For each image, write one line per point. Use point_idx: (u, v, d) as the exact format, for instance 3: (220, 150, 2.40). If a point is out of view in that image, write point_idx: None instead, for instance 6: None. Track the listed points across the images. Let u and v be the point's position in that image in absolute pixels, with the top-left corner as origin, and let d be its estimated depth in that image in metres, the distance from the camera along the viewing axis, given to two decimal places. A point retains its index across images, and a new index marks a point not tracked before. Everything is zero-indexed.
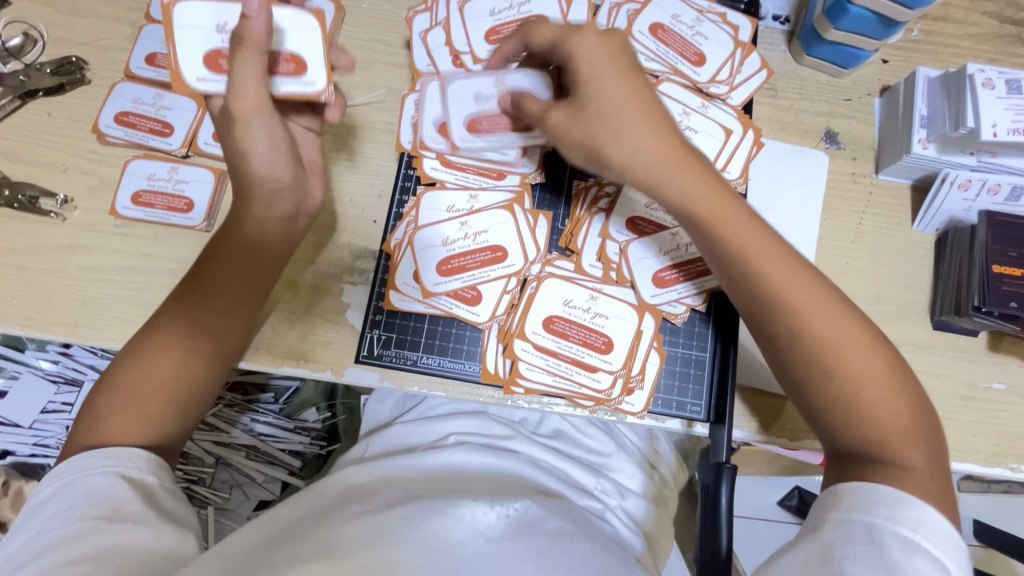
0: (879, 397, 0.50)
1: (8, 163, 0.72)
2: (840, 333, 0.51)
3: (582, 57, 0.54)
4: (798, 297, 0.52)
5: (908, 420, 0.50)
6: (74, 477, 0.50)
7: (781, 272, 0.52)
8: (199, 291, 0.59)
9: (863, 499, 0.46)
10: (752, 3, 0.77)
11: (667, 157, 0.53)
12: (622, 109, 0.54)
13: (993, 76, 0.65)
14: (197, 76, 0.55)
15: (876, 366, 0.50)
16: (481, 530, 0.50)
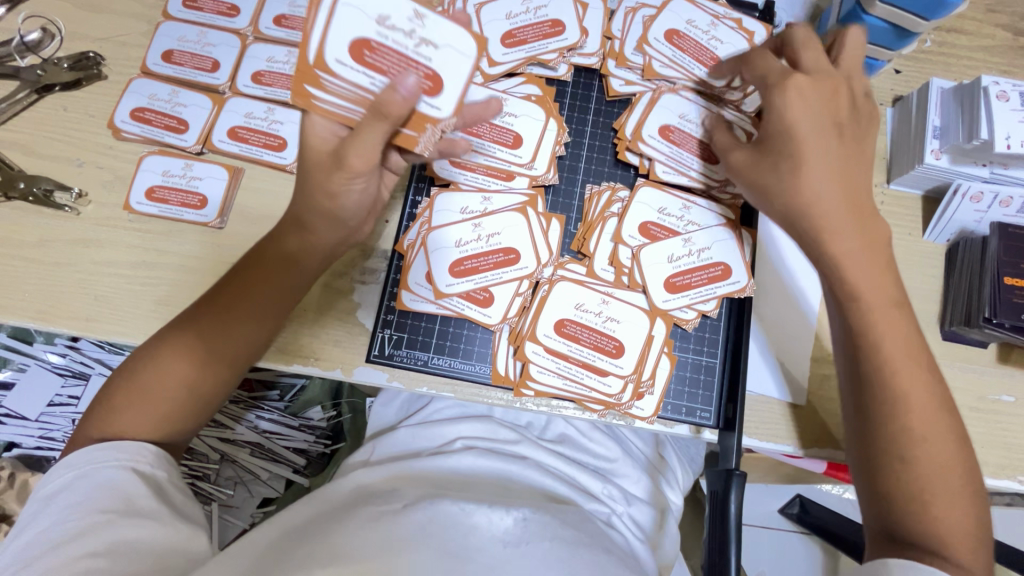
0: (936, 472, 0.51)
1: (23, 156, 0.73)
2: (910, 394, 0.52)
3: (785, 111, 0.57)
4: (899, 370, 0.53)
5: (960, 502, 0.50)
6: (87, 468, 0.50)
7: (879, 332, 0.54)
8: (220, 291, 0.60)
9: (913, 573, 0.46)
10: (767, 12, 0.76)
11: (846, 210, 0.56)
12: (825, 159, 0.56)
13: (1007, 89, 0.65)
14: (335, 58, 0.48)
15: (946, 450, 0.51)
16: (500, 536, 0.51)
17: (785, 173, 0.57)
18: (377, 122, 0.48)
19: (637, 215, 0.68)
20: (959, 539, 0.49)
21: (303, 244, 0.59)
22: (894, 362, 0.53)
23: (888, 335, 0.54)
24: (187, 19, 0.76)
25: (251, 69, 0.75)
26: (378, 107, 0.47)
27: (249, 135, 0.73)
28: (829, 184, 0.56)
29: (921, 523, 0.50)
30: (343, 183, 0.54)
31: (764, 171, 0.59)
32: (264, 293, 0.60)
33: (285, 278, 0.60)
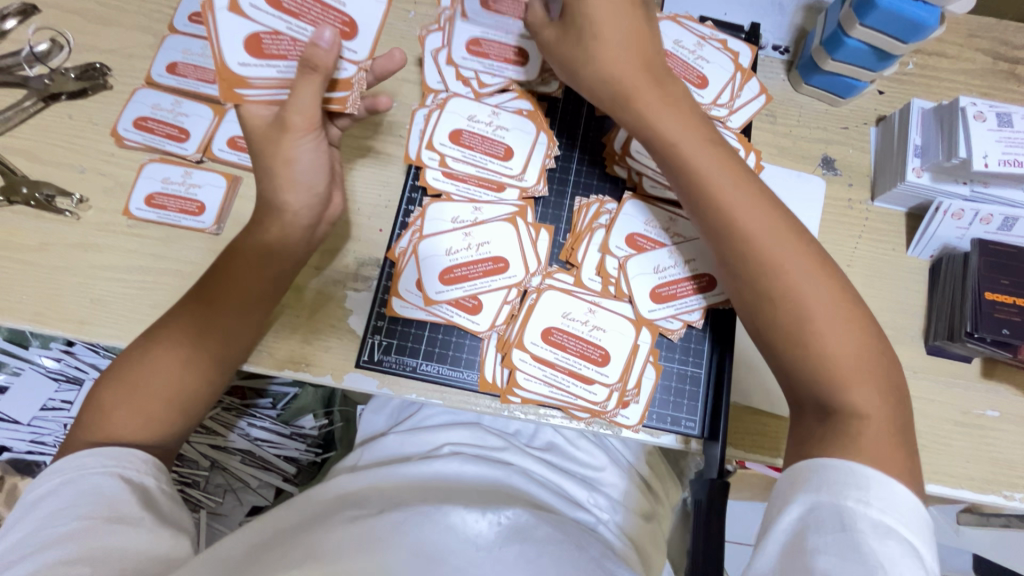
0: (822, 306, 0.52)
1: (27, 162, 0.74)
2: (767, 247, 0.54)
3: None
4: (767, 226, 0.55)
5: (849, 333, 0.52)
6: (72, 475, 0.50)
7: (745, 197, 0.55)
8: (208, 286, 0.61)
9: (836, 480, 0.45)
10: (753, 34, 0.80)
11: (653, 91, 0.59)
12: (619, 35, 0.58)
13: (984, 109, 0.66)
14: (239, 60, 0.52)
15: (832, 305, 0.52)
16: (472, 537, 0.51)
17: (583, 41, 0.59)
18: (311, 76, 0.51)
19: (626, 226, 0.68)
20: (854, 377, 0.50)
21: (282, 231, 0.62)
22: (744, 224, 0.55)
23: (745, 200, 0.55)
24: (192, 32, 0.79)
25: None
26: (307, 60, 0.50)
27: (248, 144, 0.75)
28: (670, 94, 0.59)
29: (819, 364, 0.51)
30: (291, 145, 0.56)
31: (571, 47, 0.60)
32: (259, 295, 0.62)
33: (263, 266, 0.61)
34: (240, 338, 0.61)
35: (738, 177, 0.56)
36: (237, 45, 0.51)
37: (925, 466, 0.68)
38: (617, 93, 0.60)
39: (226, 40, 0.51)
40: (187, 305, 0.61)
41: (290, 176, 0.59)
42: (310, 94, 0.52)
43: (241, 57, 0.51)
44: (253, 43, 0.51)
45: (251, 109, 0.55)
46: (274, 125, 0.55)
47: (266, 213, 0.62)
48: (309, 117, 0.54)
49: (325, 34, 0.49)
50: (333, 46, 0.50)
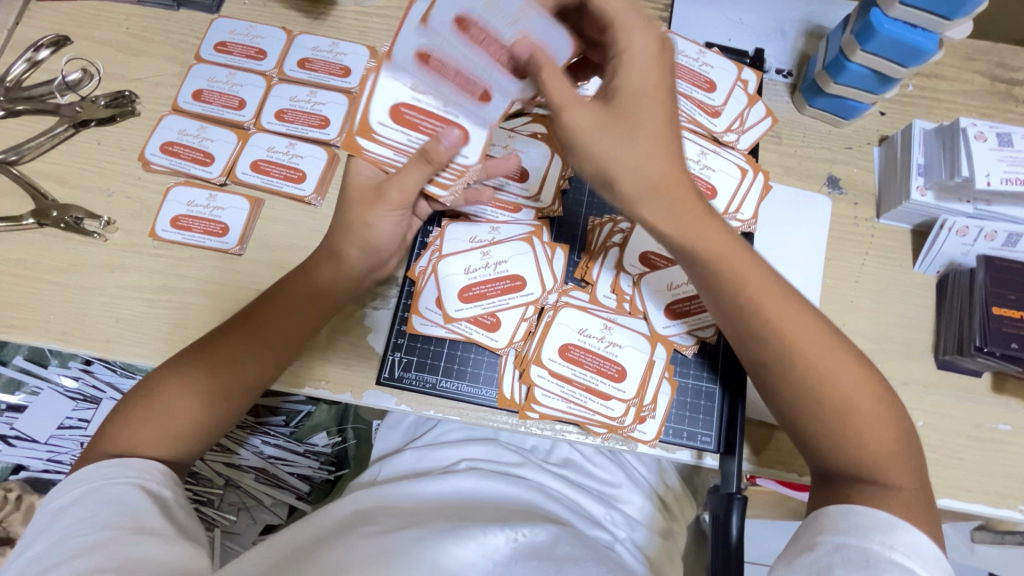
0: (851, 392, 0.52)
1: (57, 186, 0.77)
2: (804, 341, 0.53)
3: (627, 66, 0.51)
4: (797, 334, 0.53)
5: (878, 416, 0.52)
6: (95, 485, 0.52)
7: (770, 299, 0.54)
8: (249, 308, 0.64)
9: (861, 524, 0.47)
10: (757, 59, 0.82)
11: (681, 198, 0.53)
12: (643, 119, 0.52)
13: (984, 130, 0.69)
14: (379, 119, 0.56)
15: (862, 392, 0.52)
16: (490, 553, 0.52)
17: (617, 134, 0.52)
18: (422, 164, 0.54)
19: (639, 244, 0.70)
20: (888, 456, 0.51)
21: (334, 276, 0.63)
22: (782, 317, 0.53)
23: (766, 294, 0.54)
24: (217, 61, 0.82)
25: (275, 108, 0.80)
26: (426, 152, 0.54)
27: (270, 167, 0.77)
28: (668, 195, 0.53)
29: (852, 453, 0.52)
30: (379, 214, 0.58)
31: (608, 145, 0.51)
32: (288, 317, 0.63)
33: (305, 304, 0.63)
34: (273, 365, 0.63)
35: (753, 266, 0.55)
36: (385, 107, 0.56)
37: (939, 481, 0.69)
38: (647, 187, 0.53)
39: (375, 101, 0.56)
40: (225, 329, 0.62)
41: (363, 236, 0.61)
42: (417, 179, 0.55)
43: (382, 118, 0.56)
44: (393, 114, 0.56)
45: (360, 166, 0.58)
46: (373, 192, 0.58)
47: (323, 257, 0.63)
48: (405, 198, 0.57)
49: (449, 135, 0.53)
50: (454, 145, 0.54)
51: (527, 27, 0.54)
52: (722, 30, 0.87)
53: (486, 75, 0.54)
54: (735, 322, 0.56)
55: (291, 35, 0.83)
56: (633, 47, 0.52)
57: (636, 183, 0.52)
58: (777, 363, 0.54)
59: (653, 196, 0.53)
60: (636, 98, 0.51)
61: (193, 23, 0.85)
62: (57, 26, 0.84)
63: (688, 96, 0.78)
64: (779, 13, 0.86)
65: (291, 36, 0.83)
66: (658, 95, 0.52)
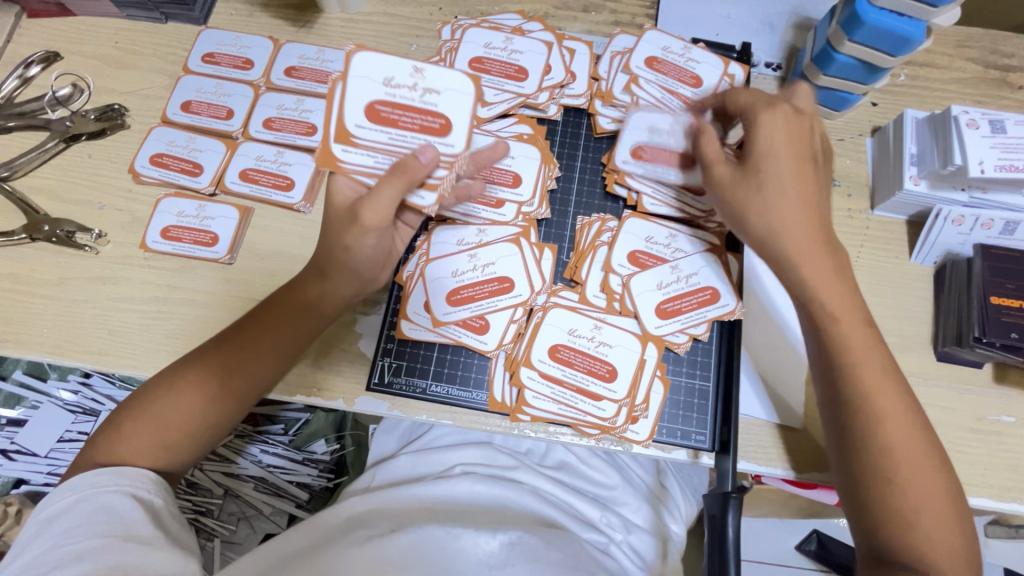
0: (926, 486, 0.52)
1: (48, 201, 0.77)
2: (896, 416, 0.52)
3: (764, 136, 0.56)
4: (893, 419, 0.52)
5: (945, 515, 0.51)
6: (87, 492, 0.51)
7: (874, 379, 0.53)
8: (246, 319, 0.64)
9: None
10: (745, 53, 0.81)
11: (806, 242, 0.55)
12: (782, 177, 0.56)
13: (976, 117, 0.67)
14: (356, 123, 0.55)
15: (937, 493, 0.52)
16: (483, 558, 0.51)
17: (753, 190, 0.56)
18: (396, 179, 0.53)
19: (626, 244, 0.70)
20: (947, 553, 0.50)
21: (322, 293, 0.62)
22: (879, 397, 0.53)
23: (870, 370, 0.54)
24: (205, 72, 0.82)
25: (263, 117, 0.80)
26: (400, 166, 0.53)
27: (259, 176, 0.77)
28: (792, 242, 0.55)
29: (912, 543, 0.50)
30: (355, 236, 0.57)
31: (746, 191, 0.57)
32: (280, 328, 0.62)
33: (298, 317, 0.62)
34: (265, 376, 0.62)
35: (870, 352, 0.54)
36: (359, 110, 0.55)
37: None
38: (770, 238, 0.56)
39: (348, 106, 0.55)
40: (218, 342, 0.62)
41: (344, 260, 0.59)
42: (390, 196, 0.53)
43: (356, 118, 0.55)
44: (371, 114, 0.55)
45: (341, 183, 0.57)
46: (348, 217, 0.56)
47: (312, 273, 0.62)
48: (382, 218, 0.55)
49: (427, 152, 0.54)
50: (431, 162, 0.53)
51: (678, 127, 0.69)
52: (710, 24, 0.86)
53: (662, 175, 0.70)
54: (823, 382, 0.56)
55: (278, 43, 0.84)
56: (769, 121, 0.56)
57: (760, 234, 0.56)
58: (861, 425, 0.53)
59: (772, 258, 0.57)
60: (772, 159, 0.56)
61: (180, 35, 0.85)
62: (48, 42, 0.85)
63: (674, 92, 0.76)
64: (767, 6, 0.86)
65: (278, 45, 0.84)
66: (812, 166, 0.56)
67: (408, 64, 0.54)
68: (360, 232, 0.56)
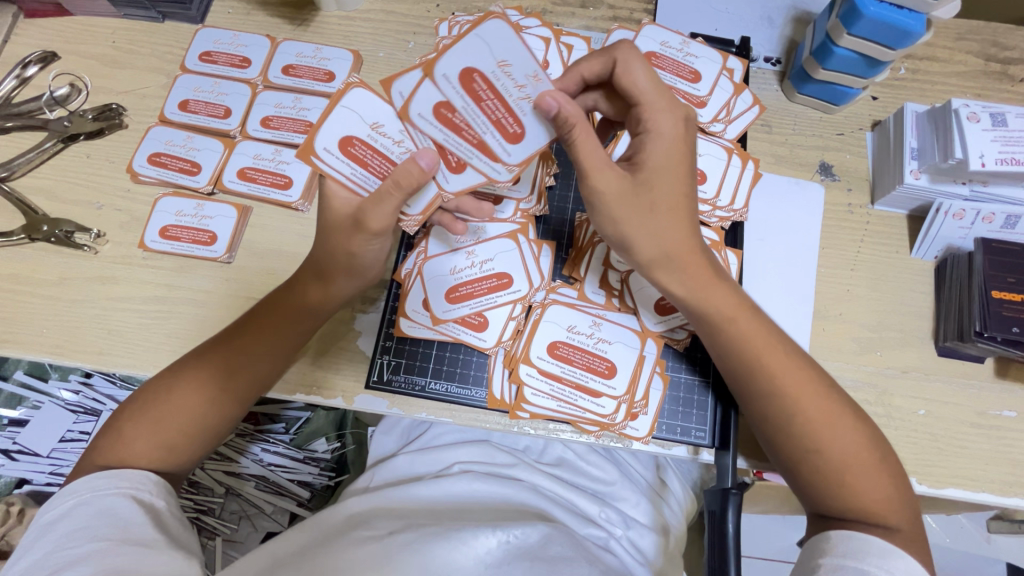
0: (848, 445, 0.53)
1: (47, 201, 0.77)
2: (803, 389, 0.54)
3: (661, 141, 0.53)
4: (800, 391, 0.54)
5: (873, 466, 0.52)
6: (87, 496, 0.51)
7: (773, 358, 0.55)
8: (242, 321, 0.63)
9: (860, 548, 0.47)
10: (744, 47, 0.81)
11: (686, 257, 0.55)
12: (662, 197, 0.53)
13: (977, 110, 0.67)
14: (444, 72, 0.50)
15: (857, 447, 0.53)
16: (482, 556, 0.51)
17: (635, 211, 0.53)
18: (394, 191, 0.52)
19: None
20: (884, 504, 0.51)
21: (325, 296, 0.62)
22: (781, 372, 0.54)
23: (769, 352, 0.55)
24: (202, 71, 0.82)
25: (260, 115, 0.80)
26: (399, 179, 0.51)
27: (257, 175, 0.77)
28: (682, 263, 0.55)
29: (849, 499, 0.51)
30: (362, 243, 0.56)
31: (630, 211, 0.53)
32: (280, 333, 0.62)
33: (295, 321, 0.62)
34: (263, 377, 0.63)
35: (764, 334, 0.56)
36: (456, 65, 0.49)
37: (943, 470, 0.67)
38: (665, 257, 0.55)
39: (450, 55, 0.49)
40: (215, 345, 0.62)
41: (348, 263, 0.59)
42: (391, 207, 0.52)
43: (449, 69, 0.50)
44: (463, 79, 0.50)
45: (334, 188, 0.56)
46: (353, 224, 0.55)
47: (311, 277, 0.61)
48: (382, 228, 0.54)
49: (426, 157, 0.52)
50: (427, 171, 0.51)
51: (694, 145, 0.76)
52: (708, 20, 0.85)
53: None
54: (733, 374, 0.57)
55: (275, 42, 0.83)
56: (664, 122, 0.53)
57: (653, 255, 0.54)
58: (774, 411, 0.55)
59: (671, 270, 0.55)
60: (661, 170, 0.53)
61: (177, 34, 0.85)
62: (45, 42, 0.84)
63: (672, 87, 0.77)
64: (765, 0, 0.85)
65: (275, 43, 0.83)
66: (679, 170, 0.54)
67: (532, 68, 0.48)
68: (366, 237, 0.55)
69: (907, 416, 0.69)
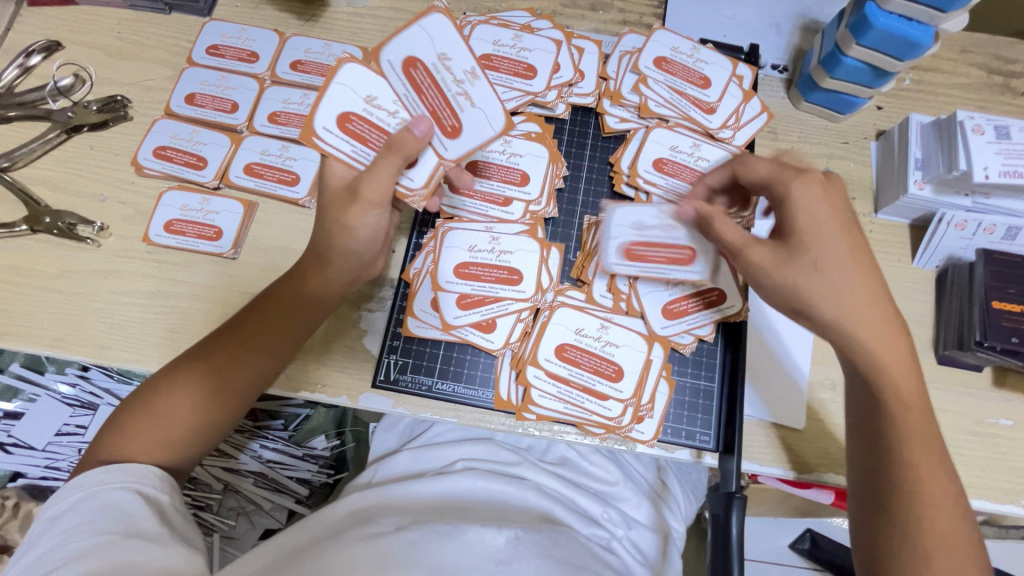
0: (946, 531, 0.49)
1: (49, 192, 0.77)
2: (927, 466, 0.50)
3: (801, 206, 0.53)
4: (923, 461, 0.50)
5: (965, 558, 0.48)
6: (91, 491, 0.51)
7: (915, 423, 0.51)
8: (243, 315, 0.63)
9: None
10: (752, 54, 0.81)
11: (875, 312, 0.51)
12: (840, 261, 0.51)
13: (982, 123, 0.68)
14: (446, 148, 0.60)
15: (956, 535, 0.49)
16: (492, 553, 0.52)
17: (806, 268, 0.52)
18: (390, 155, 0.53)
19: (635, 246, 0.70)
20: None
21: (322, 283, 0.61)
22: (912, 440, 0.50)
23: (911, 416, 0.51)
24: (209, 65, 0.82)
25: (268, 111, 0.79)
26: (395, 142, 0.53)
27: (264, 170, 0.77)
28: (865, 317, 0.51)
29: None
30: (357, 215, 0.56)
31: (797, 273, 0.52)
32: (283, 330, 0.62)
33: (295, 315, 0.62)
34: (263, 371, 0.62)
35: (919, 399, 0.52)
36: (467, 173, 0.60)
37: None
38: (842, 315, 0.51)
39: (413, 44, 0.55)
40: (217, 339, 0.61)
41: (344, 242, 0.58)
42: (388, 172, 0.53)
43: (393, 57, 0.55)
44: (405, 66, 0.55)
45: (334, 168, 0.57)
46: (349, 194, 0.56)
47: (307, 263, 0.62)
48: (380, 196, 0.55)
49: (421, 125, 0.54)
50: (422, 137, 0.54)
51: (702, 151, 0.76)
52: (717, 25, 0.86)
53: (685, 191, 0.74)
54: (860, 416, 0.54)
55: (284, 37, 0.83)
56: (806, 195, 0.53)
57: (835, 309, 0.51)
58: (900, 471, 0.50)
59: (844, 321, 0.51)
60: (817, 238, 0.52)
61: (184, 27, 0.84)
62: (49, 31, 0.83)
63: (682, 92, 0.78)
64: (774, 8, 0.86)
65: (283, 38, 0.83)
66: (843, 233, 0.52)
67: (470, 65, 0.56)
68: (359, 207, 0.55)
69: None
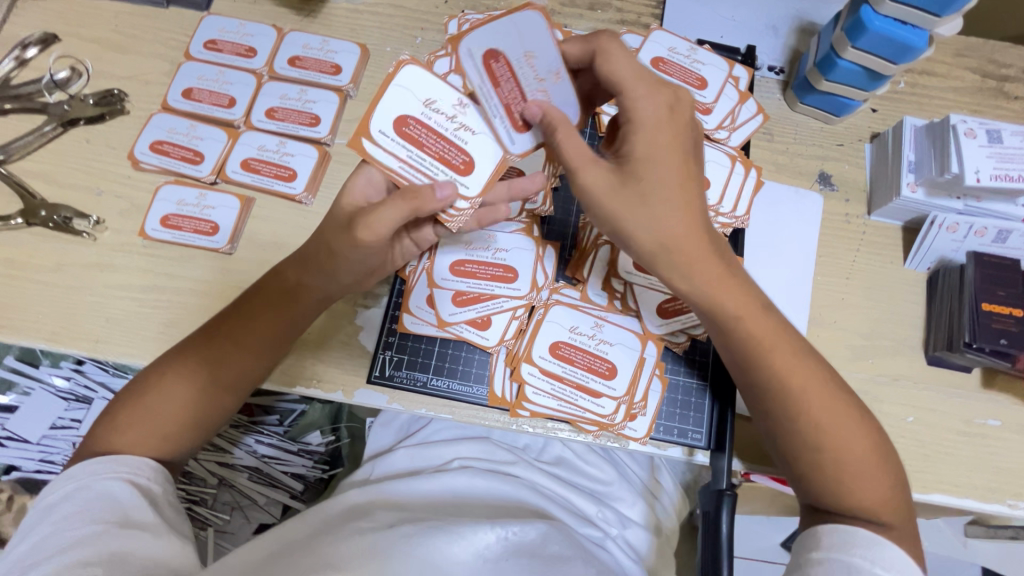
0: (845, 440, 0.53)
1: (45, 185, 0.76)
2: (807, 385, 0.54)
3: (642, 133, 0.53)
4: (796, 379, 0.55)
5: (872, 464, 0.53)
6: (86, 480, 0.51)
7: (773, 345, 0.55)
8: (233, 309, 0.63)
9: (844, 541, 0.49)
10: (749, 55, 0.82)
11: (693, 246, 0.54)
12: (662, 187, 0.53)
13: (974, 126, 0.68)
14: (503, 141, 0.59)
15: (857, 443, 0.54)
16: (481, 551, 0.52)
17: (632, 199, 0.53)
18: (402, 202, 0.52)
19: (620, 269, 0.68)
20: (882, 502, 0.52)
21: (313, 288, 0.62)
22: (784, 363, 0.55)
23: (774, 338, 0.55)
24: (207, 59, 0.82)
25: (265, 106, 0.79)
26: (411, 193, 0.52)
27: (260, 166, 0.77)
28: (689, 250, 0.54)
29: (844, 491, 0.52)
30: (348, 245, 0.56)
31: (628, 202, 0.53)
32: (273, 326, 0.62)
33: (285, 311, 0.62)
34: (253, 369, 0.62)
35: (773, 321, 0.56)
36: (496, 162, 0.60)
37: (928, 476, 0.69)
38: (662, 247, 0.53)
39: (498, 39, 0.55)
40: (207, 333, 0.61)
41: (334, 263, 0.59)
42: (391, 216, 0.52)
43: (473, 47, 0.56)
44: (485, 58, 0.56)
45: (357, 189, 0.57)
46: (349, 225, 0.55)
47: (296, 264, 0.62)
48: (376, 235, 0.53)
49: (444, 189, 0.53)
50: (444, 201, 0.53)
51: None
52: (715, 26, 0.86)
53: None
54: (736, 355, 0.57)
55: (281, 32, 0.83)
56: (640, 113, 0.53)
57: (652, 243, 0.53)
58: (777, 397, 0.55)
59: (677, 256, 0.54)
60: (647, 162, 0.52)
61: (181, 21, 0.84)
62: (46, 24, 0.83)
63: None
64: (771, 9, 0.86)
65: (281, 34, 0.83)
66: (667, 155, 0.53)
67: (555, 64, 0.56)
68: (352, 240, 0.55)
69: (896, 423, 0.71)
